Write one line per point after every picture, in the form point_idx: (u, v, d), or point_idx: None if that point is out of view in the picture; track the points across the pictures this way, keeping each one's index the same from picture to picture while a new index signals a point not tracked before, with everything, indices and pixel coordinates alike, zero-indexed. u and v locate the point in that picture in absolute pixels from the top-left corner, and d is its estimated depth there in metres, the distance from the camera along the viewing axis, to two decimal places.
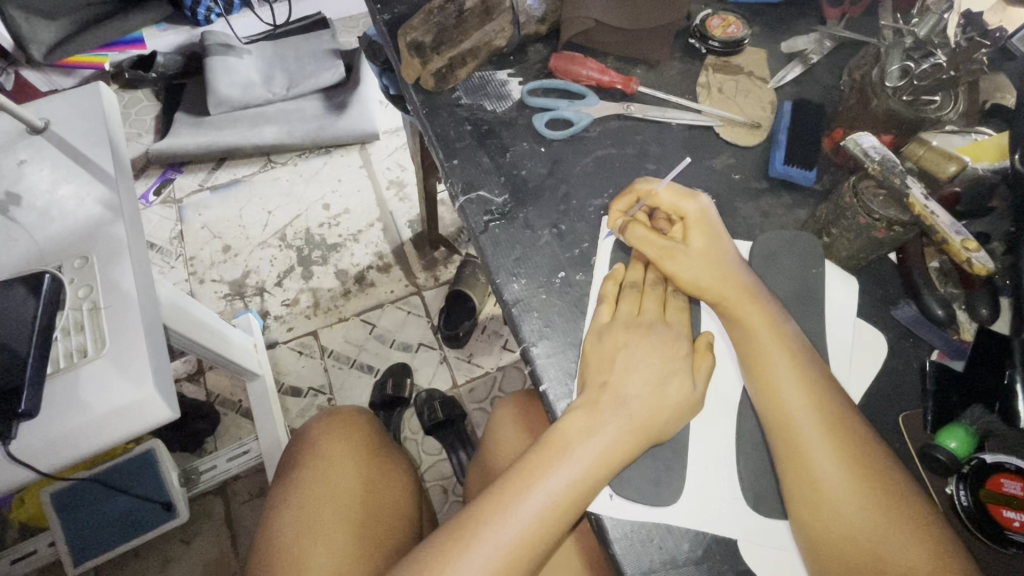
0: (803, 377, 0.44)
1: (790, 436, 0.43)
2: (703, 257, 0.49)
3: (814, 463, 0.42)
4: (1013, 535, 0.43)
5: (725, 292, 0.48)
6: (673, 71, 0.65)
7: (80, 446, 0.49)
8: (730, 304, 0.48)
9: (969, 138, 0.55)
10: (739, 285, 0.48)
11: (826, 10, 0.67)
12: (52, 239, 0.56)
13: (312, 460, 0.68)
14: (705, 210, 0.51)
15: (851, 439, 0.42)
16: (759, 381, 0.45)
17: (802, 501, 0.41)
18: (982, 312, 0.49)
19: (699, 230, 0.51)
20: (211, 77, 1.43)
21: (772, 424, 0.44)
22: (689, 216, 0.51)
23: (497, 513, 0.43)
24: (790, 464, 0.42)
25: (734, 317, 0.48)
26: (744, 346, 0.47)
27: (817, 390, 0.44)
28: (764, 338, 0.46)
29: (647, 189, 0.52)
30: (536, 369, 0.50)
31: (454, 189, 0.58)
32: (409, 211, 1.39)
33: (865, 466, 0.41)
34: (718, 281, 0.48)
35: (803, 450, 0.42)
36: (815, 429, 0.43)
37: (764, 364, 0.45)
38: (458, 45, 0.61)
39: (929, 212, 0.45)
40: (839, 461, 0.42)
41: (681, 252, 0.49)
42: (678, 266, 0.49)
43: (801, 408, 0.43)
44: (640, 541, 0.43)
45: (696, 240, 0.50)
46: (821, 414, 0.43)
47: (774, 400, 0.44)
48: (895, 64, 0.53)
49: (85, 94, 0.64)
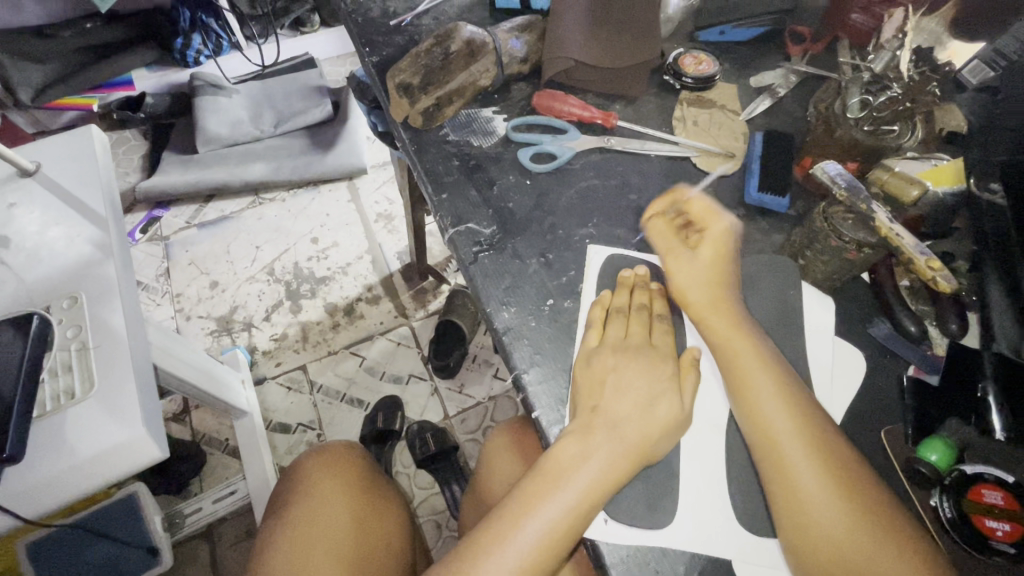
0: (786, 399, 0.46)
1: (775, 456, 0.44)
2: (706, 270, 0.52)
3: (799, 483, 0.42)
4: (999, 544, 0.42)
5: (706, 312, 0.50)
6: (650, 106, 0.69)
7: (66, 491, 0.49)
8: (710, 325, 0.50)
9: (929, 163, 0.57)
10: (727, 306, 0.50)
11: (790, 47, 0.72)
12: (41, 281, 0.57)
13: (302, 500, 0.67)
14: (727, 231, 0.54)
15: (835, 460, 0.43)
16: (742, 404, 0.46)
17: (791, 523, 0.42)
18: (952, 327, 0.51)
19: (711, 246, 0.53)
20: (200, 117, 1.46)
21: (758, 446, 0.45)
22: (710, 230, 0.54)
23: (494, 543, 0.43)
24: (778, 485, 0.43)
25: (717, 339, 0.49)
26: (729, 370, 0.48)
27: (801, 411, 0.45)
28: (746, 360, 0.48)
29: (682, 195, 0.56)
30: (529, 397, 0.50)
31: (444, 221, 0.59)
32: (397, 243, 1.41)
33: (850, 483, 0.42)
34: (710, 299, 0.50)
35: (788, 470, 0.43)
36: (799, 450, 0.43)
37: (748, 386, 0.47)
38: (444, 86, 0.64)
39: (895, 233, 0.47)
40: (826, 482, 0.42)
41: (686, 255, 0.53)
42: (679, 268, 0.52)
43: (785, 427, 0.44)
44: (638, 565, 0.43)
45: (706, 253, 0.53)
46: (805, 434, 0.44)
47: (757, 420, 0.45)
48: (855, 97, 0.57)
49: (74, 136, 0.65)
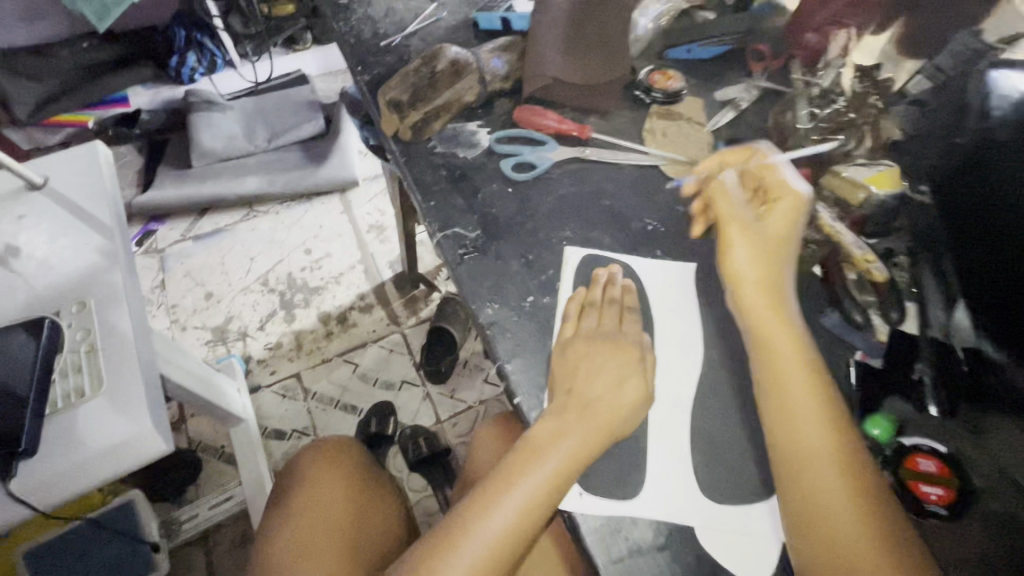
0: (812, 379, 0.48)
1: (796, 447, 0.46)
2: (767, 238, 0.55)
3: (814, 474, 0.45)
4: (930, 507, 0.48)
5: (750, 289, 0.54)
6: (623, 118, 0.74)
7: (77, 482, 0.52)
8: (751, 310, 0.53)
9: (874, 169, 0.62)
10: (778, 280, 0.54)
11: (751, 65, 0.76)
12: (52, 288, 0.61)
13: (302, 489, 0.71)
14: (799, 202, 0.57)
15: (844, 438, 0.46)
16: (769, 380, 0.49)
17: (796, 490, 0.45)
18: (892, 315, 0.55)
19: (780, 212, 0.56)
20: (195, 132, 1.51)
21: (779, 437, 0.47)
22: (781, 198, 0.57)
23: (479, 511, 0.47)
24: (789, 456, 0.46)
25: (757, 319, 0.52)
26: (760, 350, 0.51)
27: (830, 407, 0.47)
28: (782, 352, 0.50)
29: (766, 163, 0.59)
30: (511, 384, 0.55)
31: (432, 227, 0.64)
32: (389, 252, 1.46)
33: (863, 477, 0.45)
34: (764, 273, 0.54)
35: (807, 462, 0.45)
36: (822, 444, 0.46)
37: (779, 365, 0.49)
38: (431, 102, 0.69)
39: (835, 230, 0.58)
40: (834, 454, 0.45)
41: (748, 216, 0.56)
42: (737, 224, 0.56)
43: (811, 421, 0.47)
44: (608, 532, 0.48)
45: (773, 218, 0.56)
46: (829, 428, 0.46)
47: (784, 412, 0.48)
48: (804, 110, 0.67)
49: (82, 151, 0.69)
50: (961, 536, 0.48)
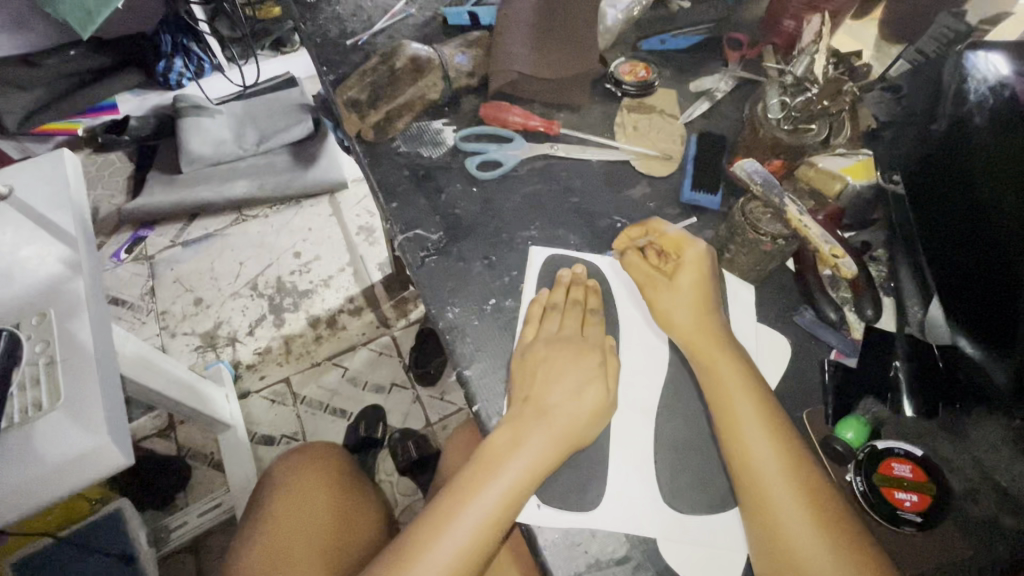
0: (767, 423, 0.46)
1: (760, 493, 0.44)
2: (688, 295, 0.52)
3: (782, 522, 0.42)
4: (907, 514, 0.45)
5: (694, 336, 0.51)
6: (594, 113, 0.72)
7: (34, 498, 0.51)
8: (699, 351, 0.51)
9: (852, 158, 0.60)
10: (715, 340, 0.51)
11: (728, 53, 0.75)
12: (12, 299, 0.59)
13: (276, 498, 0.69)
14: (703, 256, 0.54)
15: (808, 480, 0.44)
16: (723, 426, 0.47)
17: (761, 538, 0.43)
18: (868, 312, 0.54)
19: (690, 271, 0.53)
20: (183, 136, 1.48)
21: (744, 481, 0.45)
22: (687, 257, 0.54)
23: (440, 526, 0.45)
24: (752, 502, 0.44)
25: (702, 371, 0.50)
26: (713, 394, 0.49)
27: (789, 448, 0.45)
28: (733, 394, 0.48)
29: (656, 226, 0.55)
30: (471, 390, 0.53)
31: (395, 229, 0.62)
32: (378, 255, 1.44)
33: (831, 521, 0.42)
34: (694, 333, 0.51)
35: (772, 509, 0.43)
36: (785, 489, 0.43)
37: (733, 413, 0.47)
38: (393, 100, 0.68)
39: (803, 224, 0.51)
40: (799, 501, 0.43)
41: (663, 285, 0.54)
42: (658, 296, 0.54)
43: (771, 464, 0.44)
44: (567, 546, 0.46)
45: (684, 278, 0.53)
46: (790, 471, 0.44)
47: (744, 456, 0.45)
48: (775, 99, 0.59)
49: (45, 160, 0.68)
50: (941, 544, 0.45)
